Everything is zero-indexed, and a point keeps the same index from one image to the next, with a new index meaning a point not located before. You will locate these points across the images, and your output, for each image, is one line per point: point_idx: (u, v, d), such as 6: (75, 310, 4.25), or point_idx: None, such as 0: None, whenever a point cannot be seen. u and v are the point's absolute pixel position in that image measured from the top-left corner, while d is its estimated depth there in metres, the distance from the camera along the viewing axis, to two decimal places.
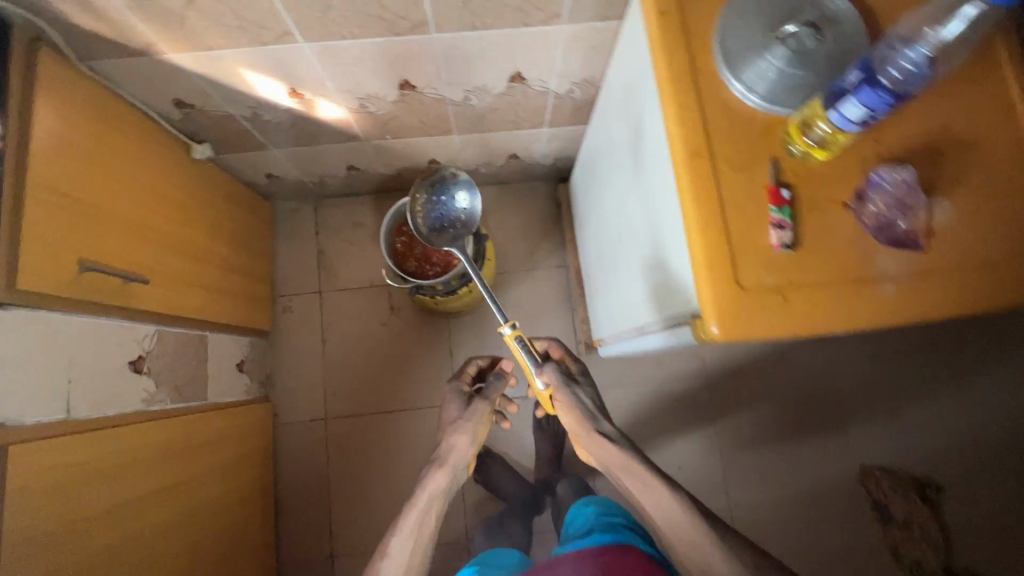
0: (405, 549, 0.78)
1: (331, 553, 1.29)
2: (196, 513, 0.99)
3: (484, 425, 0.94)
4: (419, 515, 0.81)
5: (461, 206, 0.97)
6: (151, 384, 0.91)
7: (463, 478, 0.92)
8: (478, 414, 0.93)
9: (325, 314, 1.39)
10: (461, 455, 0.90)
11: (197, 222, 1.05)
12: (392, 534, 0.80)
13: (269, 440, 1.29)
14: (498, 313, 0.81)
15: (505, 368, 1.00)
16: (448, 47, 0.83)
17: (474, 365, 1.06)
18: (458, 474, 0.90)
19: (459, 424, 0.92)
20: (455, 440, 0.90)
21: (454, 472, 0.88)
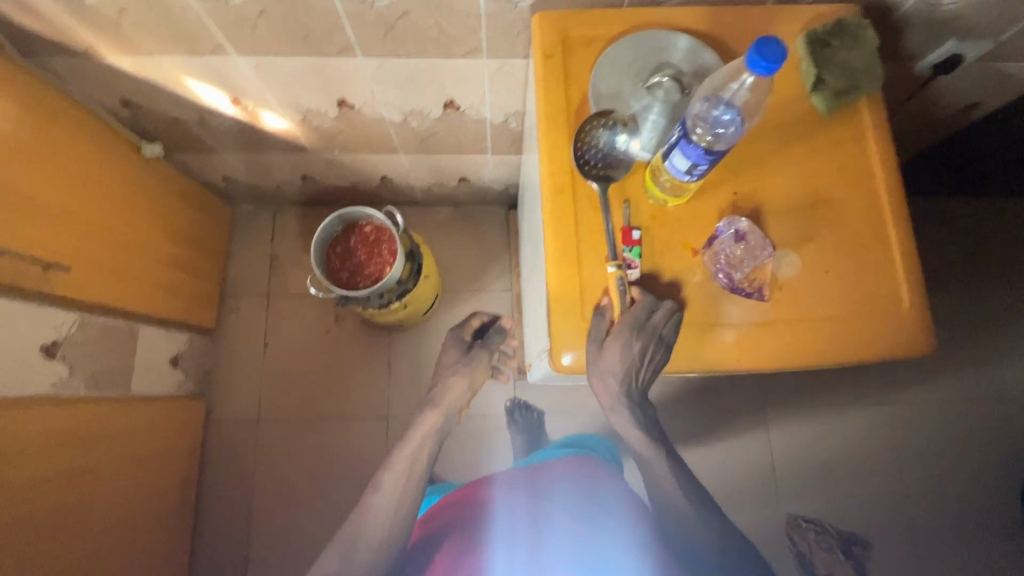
0: (402, 477, 0.90)
1: (245, 556, 1.29)
2: (100, 501, 0.99)
3: (480, 373, 1.02)
4: (415, 450, 0.93)
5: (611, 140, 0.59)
6: (64, 371, 0.93)
7: (456, 423, 0.99)
8: (473, 365, 1.01)
9: (270, 317, 1.41)
10: (457, 399, 0.98)
11: (139, 215, 1.08)
12: (388, 467, 0.92)
13: (197, 436, 1.30)
14: (606, 241, 0.57)
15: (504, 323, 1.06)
16: (378, 71, 0.87)
17: (478, 318, 1.09)
18: (452, 417, 0.98)
19: (454, 372, 1.00)
20: (449, 386, 0.99)
21: (446, 414, 0.97)
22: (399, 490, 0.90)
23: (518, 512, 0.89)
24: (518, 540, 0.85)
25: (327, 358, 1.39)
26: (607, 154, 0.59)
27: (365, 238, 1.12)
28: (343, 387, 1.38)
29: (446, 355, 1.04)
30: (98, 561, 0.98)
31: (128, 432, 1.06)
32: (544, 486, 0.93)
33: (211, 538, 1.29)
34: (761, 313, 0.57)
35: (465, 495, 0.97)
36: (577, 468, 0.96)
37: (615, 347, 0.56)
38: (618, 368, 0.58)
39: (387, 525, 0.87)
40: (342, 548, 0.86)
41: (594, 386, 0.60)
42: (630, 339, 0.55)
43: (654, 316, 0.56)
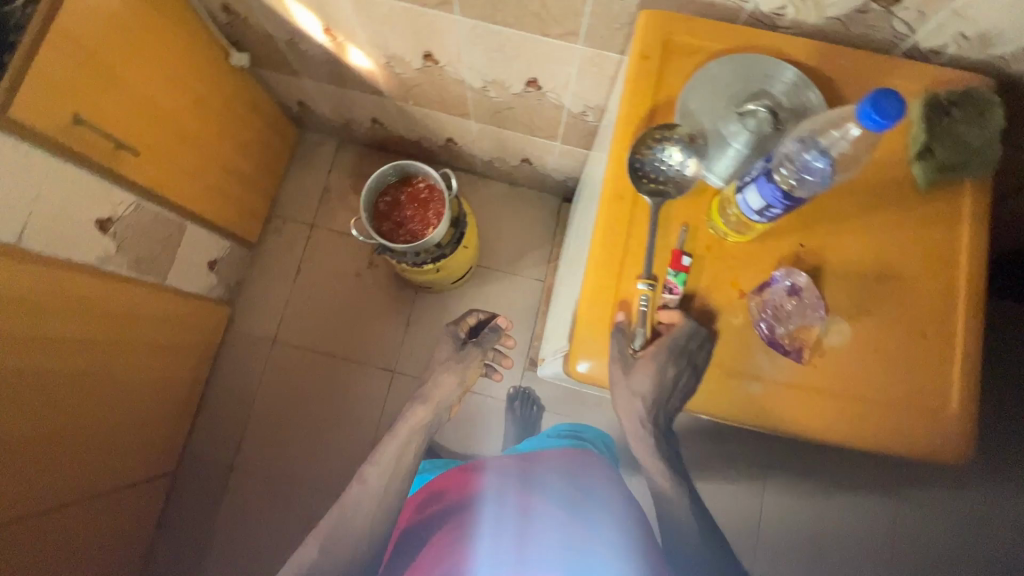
0: (389, 474, 0.85)
1: (231, 463, 1.34)
2: (114, 375, 1.04)
3: (473, 372, 0.91)
4: (398, 448, 0.86)
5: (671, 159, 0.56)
6: (111, 247, 0.97)
7: (446, 420, 0.90)
8: (467, 361, 0.90)
9: (309, 246, 1.45)
10: (449, 396, 0.89)
11: (212, 119, 1.12)
12: (369, 463, 0.86)
13: (215, 339, 1.35)
14: (649, 257, 0.55)
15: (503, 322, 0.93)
16: (470, 33, 0.86)
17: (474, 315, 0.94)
18: (442, 415, 0.89)
19: (446, 367, 0.90)
20: (439, 381, 0.89)
21: (435, 411, 0.88)
22: (382, 489, 0.85)
23: (509, 499, 0.87)
24: (507, 530, 0.82)
25: (351, 300, 1.42)
26: (666, 167, 0.56)
27: (415, 194, 1.12)
28: (359, 331, 1.41)
29: (438, 350, 0.92)
30: (99, 428, 1.04)
31: (154, 318, 1.11)
32: (537, 475, 0.91)
33: (203, 438, 1.35)
34: (793, 374, 0.54)
35: (459, 478, 0.95)
36: (571, 462, 0.95)
37: (643, 368, 0.56)
38: (638, 390, 0.56)
39: (367, 526, 0.83)
40: (319, 544, 0.81)
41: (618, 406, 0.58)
42: (662, 360, 0.54)
43: (685, 346, 0.53)
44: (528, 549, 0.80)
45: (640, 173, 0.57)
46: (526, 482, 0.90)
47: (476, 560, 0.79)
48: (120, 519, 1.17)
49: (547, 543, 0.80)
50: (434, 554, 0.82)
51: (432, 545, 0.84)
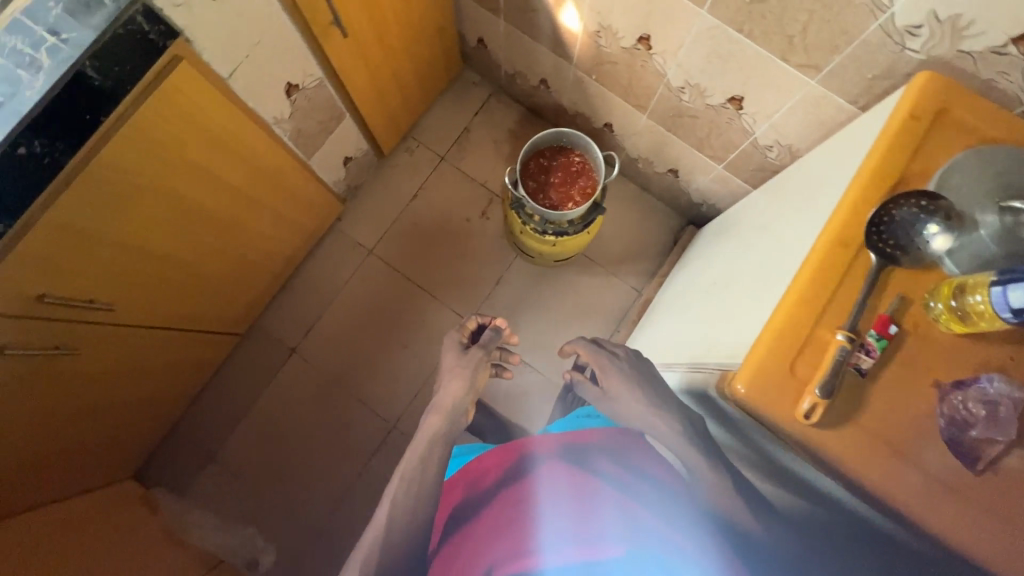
0: (414, 483, 0.74)
1: (294, 346, 1.40)
2: (242, 230, 1.09)
3: (480, 374, 0.92)
4: (420, 460, 0.77)
5: (926, 232, 0.53)
6: (285, 112, 1.00)
7: (464, 427, 0.85)
8: (472, 360, 0.92)
9: (432, 176, 1.47)
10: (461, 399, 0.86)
11: (408, 27, 1.14)
12: (391, 481, 0.75)
13: (322, 229, 1.39)
14: (855, 311, 0.54)
15: (502, 323, 1.00)
16: (706, 32, 0.84)
17: (473, 320, 1.03)
18: (457, 419, 0.84)
19: (456, 368, 0.92)
20: (449, 386, 0.88)
21: (449, 414, 0.83)
22: (410, 503, 0.72)
23: (559, 475, 0.74)
24: (564, 514, 0.68)
25: (452, 240, 1.44)
26: (905, 232, 0.54)
27: (568, 166, 1.13)
28: (450, 273, 1.43)
29: (443, 360, 0.94)
30: (211, 271, 1.09)
31: (290, 188, 1.15)
32: (591, 455, 0.77)
33: (277, 317, 1.41)
34: (959, 479, 0.52)
35: (499, 455, 0.81)
36: (616, 436, 0.81)
37: (610, 378, 0.83)
38: (619, 389, 0.81)
39: (399, 548, 0.70)
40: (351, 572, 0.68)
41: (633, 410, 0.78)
42: (610, 365, 0.84)
43: (588, 348, 0.87)
44: (591, 529, 0.66)
45: (872, 228, 0.55)
46: (572, 453, 0.77)
47: (532, 544, 0.65)
48: (190, 363, 1.23)
49: (612, 521, 0.67)
50: (485, 540, 0.69)
51: (478, 526, 0.71)
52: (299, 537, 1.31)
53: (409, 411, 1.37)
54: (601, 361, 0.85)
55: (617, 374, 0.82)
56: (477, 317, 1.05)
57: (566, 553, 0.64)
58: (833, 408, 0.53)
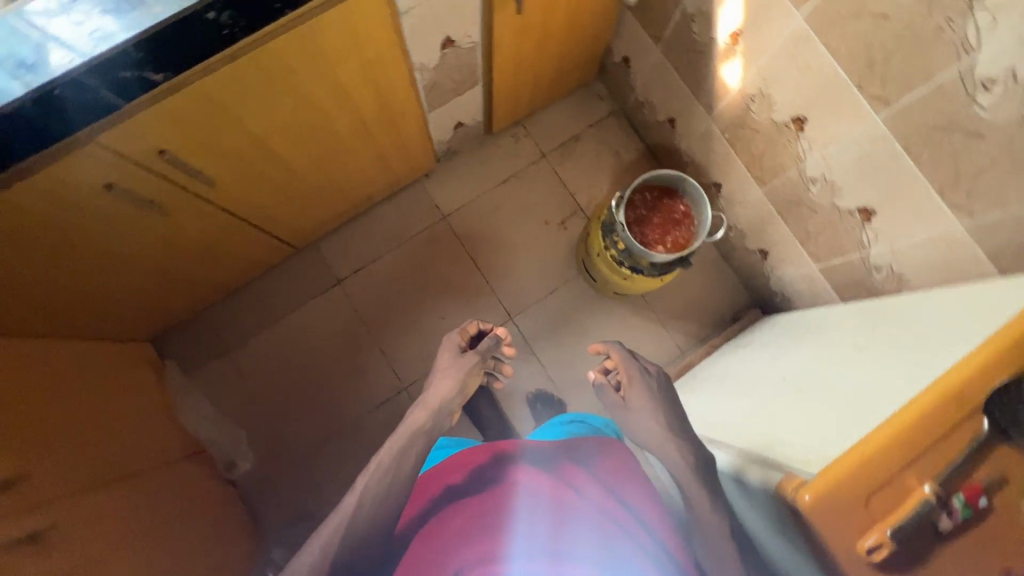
0: (390, 469, 0.69)
1: (339, 279, 1.41)
2: (344, 155, 1.10)
3: (472, 377, 0.89)
4: (399, 450, 0.71)
5: None
6: (432, 62, 1.01)
7: (449, 428, 0.81)
8: (467, 363, 0.90)
9: (527, 169, 1.47)
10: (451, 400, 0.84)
11: (571, 24, 1.14)
12: (363, 471, 0.70)
13: (407, 181, 1.40)
14: (949, 469, 0.53)
15: (500, 331, 0.99)
16: (868, 139, 0.83)
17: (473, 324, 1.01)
18: (443, 418, 0.80)
19: (452, 368, 0.90)
20: (442, 384, 0.85)
21: (434, 411, 0.79)
22: (381, 492, 0.67)
23: (538, 482, 0.69)
24: (537, 526, 0.64)
25: (523, 236, 1.44)
26: None
27: (670, 214, 1.13)
28: (510, 266, 1.43)
29: (438, 359, 0.93)
30: (303, 183, 1.11)
31: (402, 132, 1.16)
32: (571, 470, 0.72)
33: (335, 245, 1.42)
34: None
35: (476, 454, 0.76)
36: (600, 453, 0.77)
37: (632, 391, 0.82)
38: (642, 407, 0.80)
39: (365, 535, 0.64)
40: (313, 559, 0.63)
41: (648, 432, 0.78)
42: (636, 377, 0.84)
43: (621, 354, 0.86)
44: (564, 548, 0.62)
45: (996, 395, 0.54)
46: (554, 464, 0.73)
47: (502, 552, 0.61)
48: (243, 259, 1.25)
49: (587, 545, 0.62)
50: (452, 543, 0.64)
51: (449, 523, 0.67)
52: (279, 458, 1.32)
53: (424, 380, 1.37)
54: (631, 377, 0.84)
55: (643, 392, 0.82)
56: (477, 322, 1.03)
57: (537, 568, 0.60)
58: (894, 554, 0.52)
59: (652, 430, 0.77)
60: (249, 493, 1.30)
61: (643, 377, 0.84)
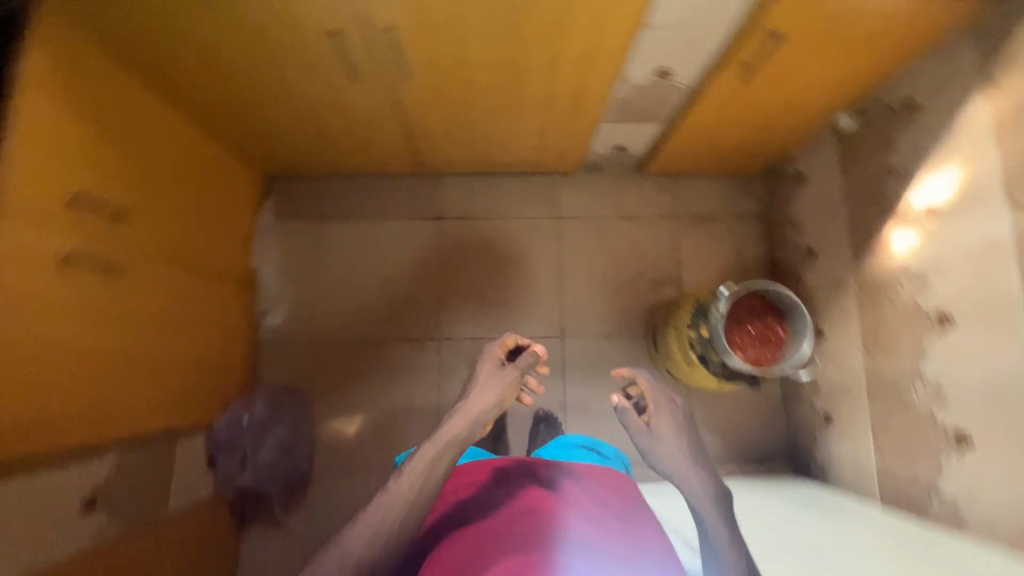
0: (422, 482, 0.82)
1: (440, 217, 1.46)
2: (515, 116, 1.15)
3: (508, 392, 0.95)
4: (431, 459, 0.84)
5: None
6: (637, 81, 1.04)
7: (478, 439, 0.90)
8: (503, 378, 0.96)
9: (652, 219, 1.48)
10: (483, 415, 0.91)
11: (774, 117, 1.14)
12: (398, 473, 0.84)
13: (545, 168, 1.44)
14: None
15: (540, 350, 1.03)
16: (1007, 374, 0.78)
17: (514, 340, 1.04)
18: (476, 429, 0.89)
19: (490, 380, 0.95)
20: (479, 395, 0.92)
21: (469, 424, 0.88)
22: (411, 495, 0.80)
23: (575, 520, 0.78)
24: (587, 556, 0.72)
25: (615, 273, 1.45)
26: None
27: (767, 330, 1.10)
28: (588, 292, 1.44)
29: (480, 367, 1.00)
30: (467, 120, 1.16)
31: (571, 125, 1.20)
32: (599, 514, 0.82)
33: (453, 186, 1.47)
34: None
35: (504, 495, 0.85)
36: (622, 493, 0.90)
37: (659, 416, 0.96)
38: (666, 436, 0.93)
39: (397, 530, 0.78)
40: (353, 538, 0.77)
41: (674, 453, 0.91)
42: (663, 405, 0.98)
43: (651, 383, 1.01)
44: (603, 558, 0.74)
45: None
46: (584, 507, 0.82)
47: None
48: (376, 154, 1.32)
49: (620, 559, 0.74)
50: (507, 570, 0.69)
51: (493, 549, 0.73)
52: (304, 332, 1.39)
53: (460, 344, 1.40)
54: (659, 407, 0.98)
55: (667, 418, 0.96)
56: (517, 337, 1.06)
57: None
58: None
59: (677, 449, 0.91)
60: (265, 346, 1.37)
61: (667, 409, 0.98)
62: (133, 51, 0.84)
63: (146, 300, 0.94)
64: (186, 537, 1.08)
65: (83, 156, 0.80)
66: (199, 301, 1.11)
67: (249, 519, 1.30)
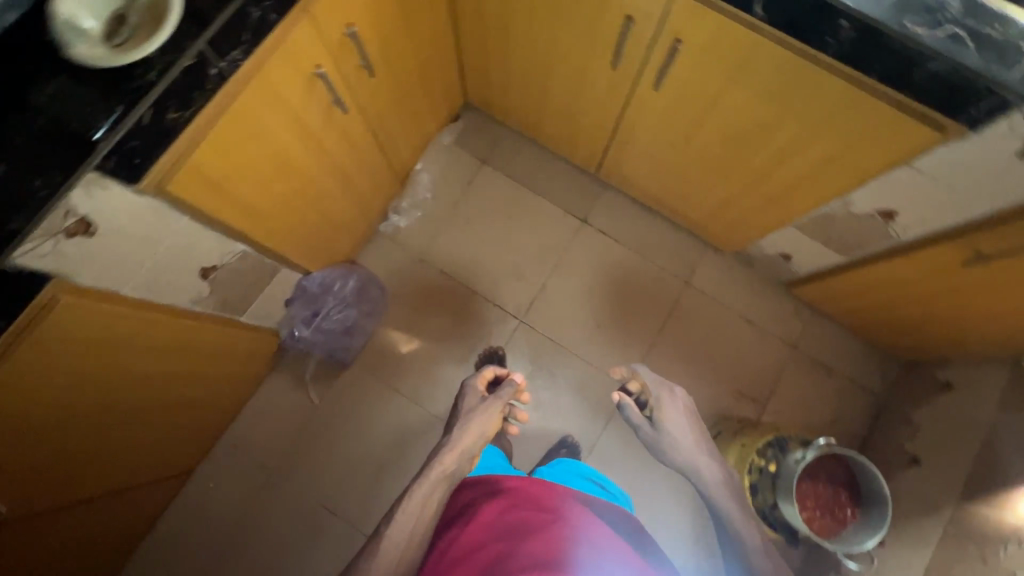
0: (421, 521, 0.81)
1: (584, 219, 1.47)
2: (716, 174, 1.14)
3: (493, 420, 1.00)
4: (424, 497, 0.84)
5: None
6: (856, 211, 0.99)
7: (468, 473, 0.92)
8: (487, 411, 1.01)
9: (770, 337, 1.42)
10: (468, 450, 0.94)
11: (962, 317, 1.06)
12: (388, 513, 0.81)
13: (702, 234, 1.42)
14: None
15: (519, 380, 1.10)
16: None
17: (493, 371, 1.13)
18: (466, 463, 0.91)
19: (476, 413, 1.00)
20: (466, 428, 0.96)
21: (459, 457, 0.91)
22: (406, 538, 0.78)
23: (601, 560, 0.74)
24: None
25: (708, 363, 1.41)
26: None
27: (835, 505, 1.03)
28: (672, 364, 1.41)
29: (464, 399, 1.06)
30: (671, 153, 1.16)
31: (760, 211, 1.17)
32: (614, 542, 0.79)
33: (613, 201, 1.49)
34: None
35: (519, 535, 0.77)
36: (622, 510, 0.90)
37: (661, 405, 1.02)
38: (670, 427, 0.99)
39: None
40: None
41: (681, 446, 0.97)
42: (667, 397, 1.03)
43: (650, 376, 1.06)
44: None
45: None
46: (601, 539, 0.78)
47: None
48: (571, 137, 1.35)
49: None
50: None
51: None
52: (415, 246, 1.44)
53: (536, 336, 1.42)
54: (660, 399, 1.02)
55: (671, 406, 1.01)
56: (496, 370, 1.15)
57: None
58: None
59: (682, 441, 0.98)
60: (378, 236, 1.44)
61: (668, 401, 1.02)
62: None
63: (336, 144, 1.02)
64: (238, 347, 1.14)
65: (373, 5, 0.87)
66: (364, 170, 1.18)
67: (282, 367, 1.37)
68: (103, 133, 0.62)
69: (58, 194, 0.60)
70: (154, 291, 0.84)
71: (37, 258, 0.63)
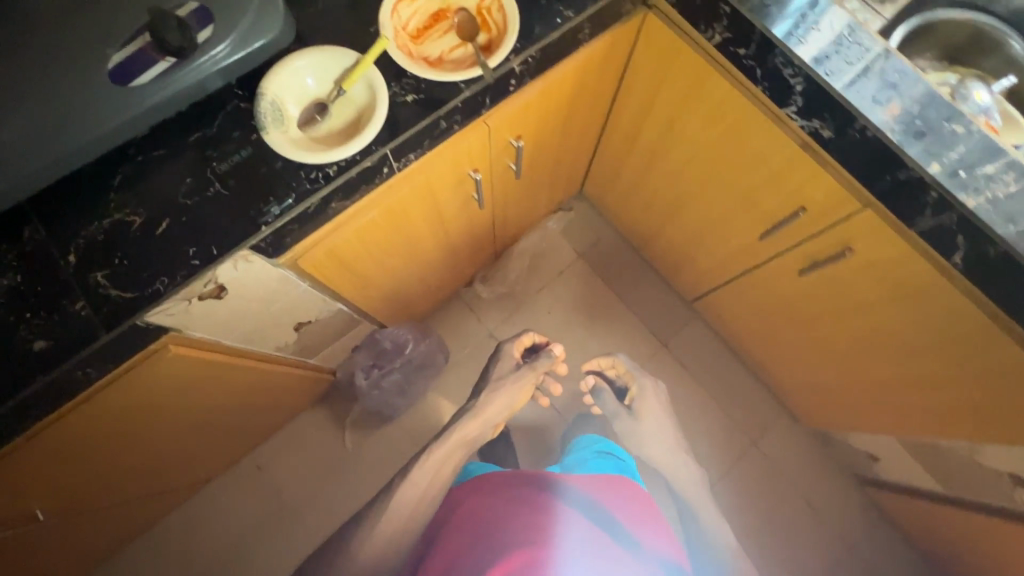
0: (432, 482, 0.91)
1: (664, 343, 1.41)
2: (829, 363, 1.07)
3: (524, 391, 1.05)
4: (441, 459, 0.94)
5: None
6: (982, 460, 0.90)
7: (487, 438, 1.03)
8: (517, 384, 1.04)
9: (829, 528, 1.31)
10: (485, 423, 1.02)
11: None
12: (411, 468, 0.93)
13: (785, 398, 1.33)
14: None
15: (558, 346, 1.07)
16: None
17: (529, 336, 1.09)
18: (483, 430, 1.01)
19: (503, 386, 1.04)
20: (488, 400, 1.03)
21: (478, 425, 1.00)
22: (424, 494, 0.90)
23: (581, 517, 0.75)
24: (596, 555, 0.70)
25: (754, 534, 1.31)
26: None
27: None
28: None
29: (496, 365, 1.08)
30: (785, 326, 1.10)
31: (864, 413, 1.08)
32: (604, 509, 0.80)
33: (697, 333, 1.42)
34: None
35: (505, 495, 0.78)
36: (626, 488, 0.86)
37: (641, 403, 1.11)
38: (648, 419, 1.10)
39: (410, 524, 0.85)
40: (383, 534, 0.84)
41: (650, 443, 1.09)
42: (643, 390, 1.12)
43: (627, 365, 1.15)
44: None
45: None
46: (591, 503, 0.80)
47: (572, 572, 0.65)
48: (678, 263, 1.30)
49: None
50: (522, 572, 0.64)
51: (498, 555, 0.67)
52: (490, 321, 1.41)
53: None
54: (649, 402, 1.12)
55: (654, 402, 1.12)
56: (535, 335, 1.10)
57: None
58: None
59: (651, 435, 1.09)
60: (457, 301, 1.42)
61: (644, 393, 1.12)
62: (643, 69, 0.90)
63: (456, 226, 0.99)
64: (295, 387, 1.11)
65: (545, 119, 0.86)
66: (471, 247, 1.16)
67: (327, 403, 1.35)
68: (273, 216, 0.60)
69: (209, 265, 0.59)
70: (252, 342, 0.83)
71: (166, 316, 0.61)
